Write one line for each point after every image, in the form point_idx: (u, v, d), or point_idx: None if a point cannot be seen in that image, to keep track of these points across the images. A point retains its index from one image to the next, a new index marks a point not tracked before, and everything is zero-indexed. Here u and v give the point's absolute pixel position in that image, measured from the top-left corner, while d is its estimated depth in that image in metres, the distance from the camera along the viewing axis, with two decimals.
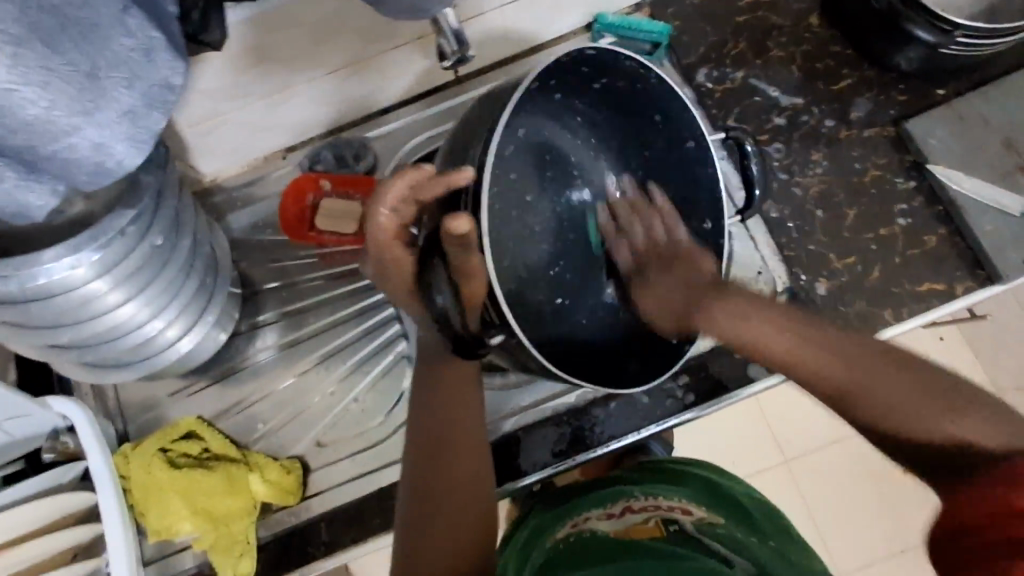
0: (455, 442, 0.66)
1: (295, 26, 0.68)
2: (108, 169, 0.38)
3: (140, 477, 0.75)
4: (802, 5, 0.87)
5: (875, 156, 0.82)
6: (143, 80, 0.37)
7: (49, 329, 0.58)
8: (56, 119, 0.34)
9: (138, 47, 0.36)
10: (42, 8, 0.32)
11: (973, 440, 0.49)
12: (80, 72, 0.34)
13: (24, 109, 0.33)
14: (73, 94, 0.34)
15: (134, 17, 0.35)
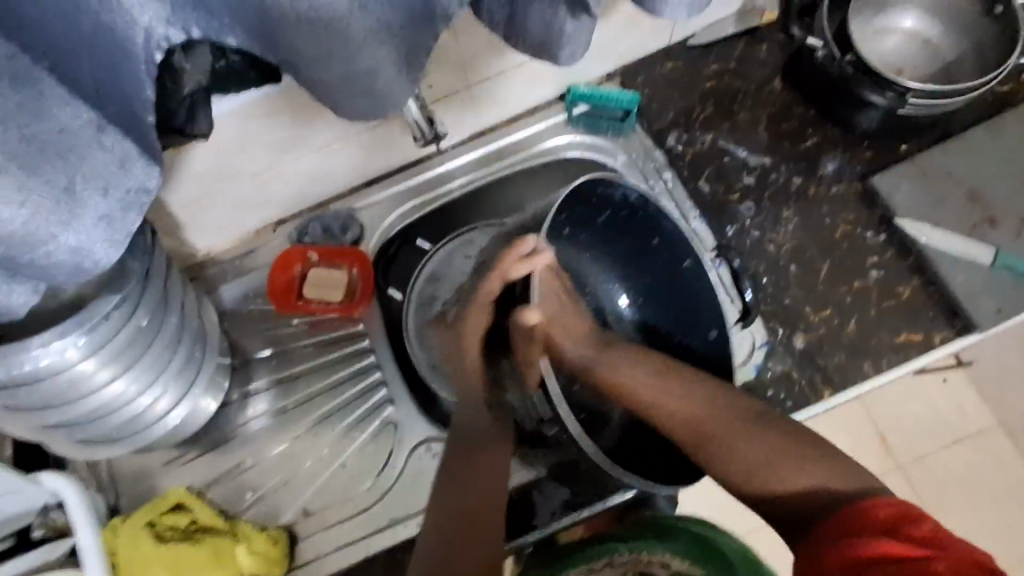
0: (489, 513, 0.63)
1: (276, 115, 0.72)
2: (86, 268, 0.41)
3: (127, 551, 0.75)
4: (766, 70, 0.92)
5: (845, 211, 0.84)
6: (117, 188, 0.40)
7: (39, 412, 0.60)
8: (34, 231, 0.37)
9: (115, 159, 0.39)
10: (22, 139, 0.35)
11: (803, 454, 0.57)
12: (59, 188, 0.37)
13: (3, 226, 0.35)
14: (52, 208, 0.37)
15: (109, 133, 0.39)
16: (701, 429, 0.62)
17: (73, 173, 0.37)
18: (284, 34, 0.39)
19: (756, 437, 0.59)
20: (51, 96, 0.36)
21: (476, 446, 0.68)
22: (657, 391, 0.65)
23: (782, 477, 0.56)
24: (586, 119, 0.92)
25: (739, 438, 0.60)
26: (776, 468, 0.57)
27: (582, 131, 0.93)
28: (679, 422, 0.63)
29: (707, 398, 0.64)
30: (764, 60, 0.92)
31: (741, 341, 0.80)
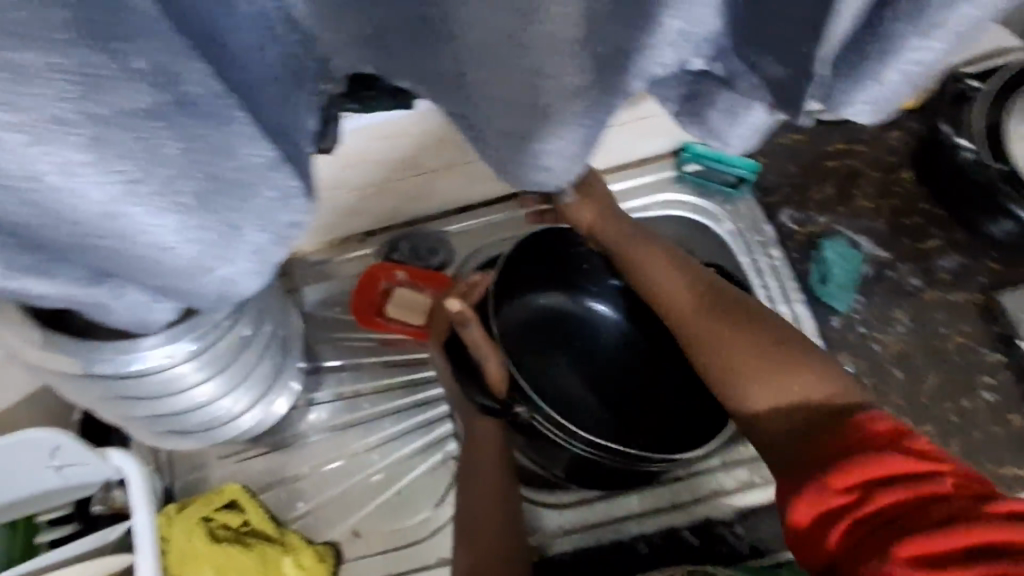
0: (497, 498, 0.72)
1: (400, 135, 0.72)
2: (230, 295, 0.40)
3: (182, 543, 0.76)
4: (894, 158, 0.88)
5: (962, 323, 0.79)
6: (275, 223, 0.38)
7: (128, 404, 0.60)
8: (197, 265, 0.37)
9: (279, 199, 0.37)
10: (206, 176, 0.34)
11: (795, 375, 0.57)
12: (225, 225, 0.36)
13: (172, 258, 0.36)
14: (216, 244, 0.36)
15: (280, 173, 0.37)
16: (695, 330, 0.63)
17: (247, 215, 0.37)
18: (493, 91, 0.40)
19: (746, 339, 0.60)
20: (240, 136, 0.35)
21: (472, 445, 0.75)
22: (655, 260, 0.69)
23: (780, 395, 0.57)
24: (696, 179, 0.89)
25: (726, 343, 0.61)
26: (762, 376, 0.58)
27: (688, 190, 0.89)
28: (677, 295, 0.66)
29: (691, 291, 0.65)
30: (895, 147, 0.88)
31: None
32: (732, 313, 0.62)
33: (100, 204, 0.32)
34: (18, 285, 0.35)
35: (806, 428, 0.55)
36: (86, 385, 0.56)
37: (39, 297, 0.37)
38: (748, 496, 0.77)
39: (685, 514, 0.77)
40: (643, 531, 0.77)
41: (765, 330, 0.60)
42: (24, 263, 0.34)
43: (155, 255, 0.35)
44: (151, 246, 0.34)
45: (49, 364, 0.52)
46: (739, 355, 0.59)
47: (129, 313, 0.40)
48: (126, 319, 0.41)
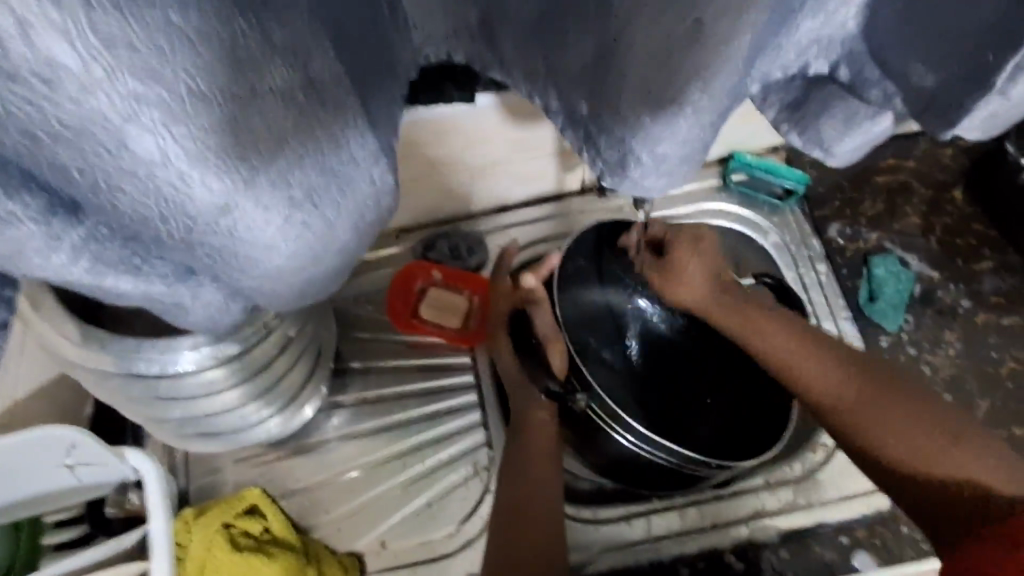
0: (535, 496, 0.68)
1: (455, 131, 0.69)
2: (306, 296, 0.42)
3: (201, 551, 0.72)
4: (944, 177, 0.86)
5: (1013, 349, 0.78)
6: (364, 219, 0.39)
7: (163, 404, 0.56)
8: (291, 265, 0.37)
9: (374, 193, 0.39)
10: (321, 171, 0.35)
11: (939, 446, 0.57)
12: (325, 224, 0.37)
13: (272, 257, 0.36)
14: (314, 243, 0.37)
15: (378, 167, 0.39)
16: (803, 378, 0.64)
17: (345, 211, 0.38)
18: (612, 87, 0.38)
19: (857, 401, 0.61)
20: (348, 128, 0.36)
21: (519, 435, 0.71)
22: (750, 312, 0.67)
23: (917, 464, 0.57)
24: (743, 189, 0.86)
25: (835, 402, 0.62)
26: (891, 443, 0.58)
27: (734, 201, 0.87)
28: (781, 353, 0.65)
29: (795, 345, 0.65)
30: (946, 166, 0.87)
31: None
32: (842, 376, 0.63)
33: (217, 199, 0.32)
34: (105, 282, 0.36)
35: (933, 500, 0.55)
36: (123, 385, 0.52)
37: (117, 296, 0.37)
38: (792, 519, 0.74)
39: (727, 536, 0.74)
40: (683, 553, 0.74)
41: (879, 389, 0.61)
42: (111, 260, 0.35)
43: (257, 254, 0.36)
44: (257, 244, 0.35)
45: (85, 361, 0.48)
46: (862, 424, 0.60)
47: (201, 316, 0.41)
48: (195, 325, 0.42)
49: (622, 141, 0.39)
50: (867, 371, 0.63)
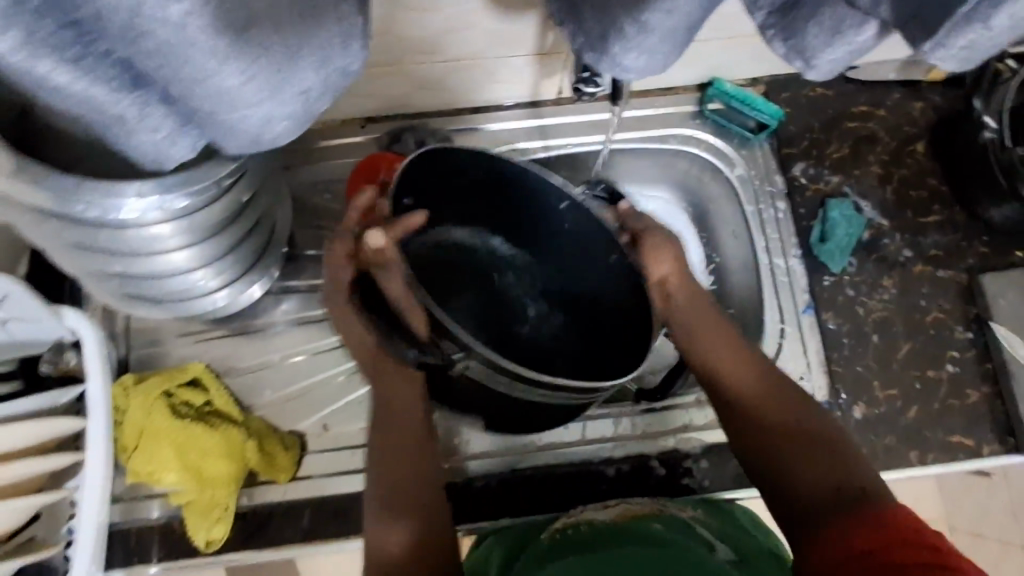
0: (410, 472, 0.64)
1: (437, 11, 0.65)
2: (263, 140, 0.40)
3: (139, 417, 0.72)
4: (911, 130, 0.88)
5: (941, 299, 0.82)
6: (330, 64, 0.37)
7: (102, 257, 0.54)
8: (242, 95, 0.35)
9: (348, 42, 0.38)
10: None
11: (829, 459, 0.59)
12: (282, 56, 0.35)
13: (222, 81, 0.34)
14: (269, 75, 0.35)
15: (349, 6, 0.37)
16: (759, 398, 0.65)
17: (318, 66, 0.37)
18: None
19: (789, 420, 0.62)
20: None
21: (382, 420, 0.66)
22: (700, 321, 0.70)
23: (810, 476, 0.58)
24: (717, 118, 0.86)
25: (780, 419, 0.63)
26: (794, 464, 0.59)
27: (707, 129, 0.87)
28: (750, 390, 0.65)
29: (761, 378, 0.66)
30: (915, 119, 0.88)
31: None
32: (762, 390, 0.65)
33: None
34: (36, 69, 0.33)
35: (823, 496, 0.57)
36: (59, 231, 0.50)
37: (55, 92, 0.35)
38: (716, 434, 0.79)
39: (654, 446, 0.79)
40: (612, 456, 0.78)
41: (795, 413, 0.63)
42: (48, 44, 0.32)
43: (205, 74, 0.33)
44: (205, 63, 0.33)
45: (19, 195, 0.45)
46: (784, 445, 0.61)
47: (149, 144, 0.40)
48: (143, 155, 0.42)
49: (610, 9, 0.34)
50: (796, 400, 0.64)
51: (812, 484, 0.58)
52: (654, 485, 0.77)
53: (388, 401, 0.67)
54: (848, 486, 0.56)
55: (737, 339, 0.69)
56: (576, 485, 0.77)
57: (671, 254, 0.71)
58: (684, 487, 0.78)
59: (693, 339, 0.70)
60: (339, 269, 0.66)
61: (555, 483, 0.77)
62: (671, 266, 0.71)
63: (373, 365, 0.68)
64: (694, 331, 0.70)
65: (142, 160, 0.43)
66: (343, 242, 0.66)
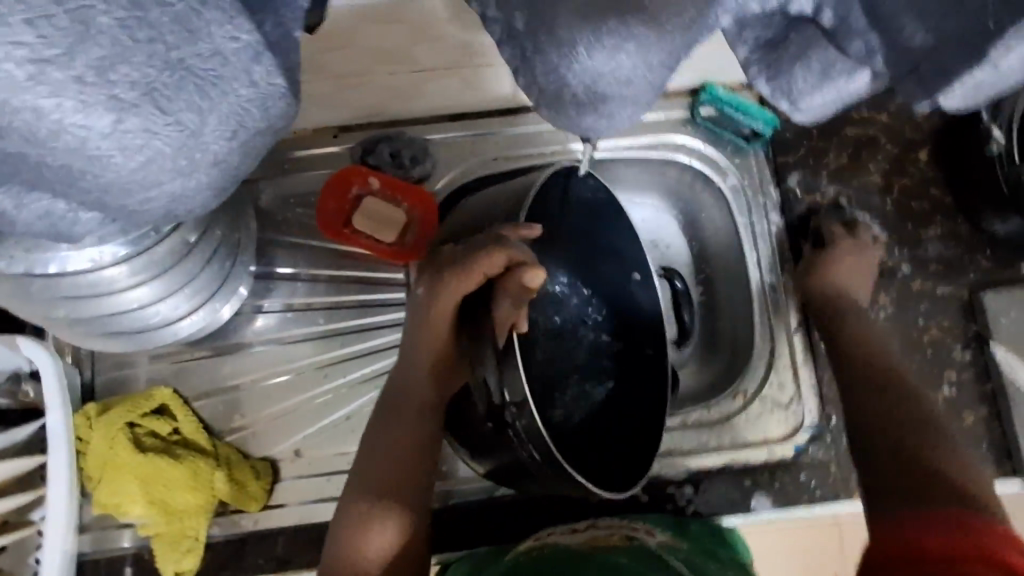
0: (423, 457, 0.68)
1: (402, 23, 0.61)
2: (181, 214, 0.39)
3: (101, 448, 0.69)
4: (914, 136, 0.83)
5: (941, 317, 0.79)
6: (245, 132, 0.35)
7: (44, 300, 0.53)
8: (146, 175, 0.34)
9: (254, 99, 0.33)
10: (171, 63, 0.31)
11: (952, 448, 0.63)
12: (181, 129, 0.33)
13: (110, 163, 0.33)
14: (170, 151, 0.33)
15: (263, 63, 0.33)
16: (886, 383, 0.70)
17: (199, 109, 0.32)
18: None
19: (924, 415, 0.66)
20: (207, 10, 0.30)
21: (404, 398, 0.69)
22: (863, 314, 0.76)
23: (953, 467, 0.61)
24: (710, 125, 0.81)
25: (918, 397, 0.68)
26: (948, 455, 0.63)
27: (700, 136, 0.82)
28: (891, 374, 0.70)
29: (892, 364, 0.72)
30: (919, 124, 0.83)
31: (788, 417, 0.78)
32: (890, 374, 0.70)
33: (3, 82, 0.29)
34: None
35: (928, 480, 0.60)
36: None
37: None
38: (703, 459, 0.77)
39: None
40: None
41: (922, 404, 0.68)
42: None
43: (91, 160, 0.33)
44: (87, 146, 0.32)
45: None
46: (916, 437, 0.64)
47: (58, 227, 0.38)
48: (55, 236, 0.40)
49: (558, 69, 0.32)
50: (926, 395, 0.69)
51: (900, 472, 0.62)
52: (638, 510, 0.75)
53: (417, 385, 0.69)
54: (967, 479, 0.61)
55: (841, 314, 0.75)
56: (559, 511, 0.75)
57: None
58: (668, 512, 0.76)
59: (845, 329, 0.74)
60: (453, 296, 0.66)
61: (535, 510, 0.75)
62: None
63: (429, 356, 0.68)
64: (850, 329, 0.74)
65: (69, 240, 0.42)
66: (485, 266, 0.64)
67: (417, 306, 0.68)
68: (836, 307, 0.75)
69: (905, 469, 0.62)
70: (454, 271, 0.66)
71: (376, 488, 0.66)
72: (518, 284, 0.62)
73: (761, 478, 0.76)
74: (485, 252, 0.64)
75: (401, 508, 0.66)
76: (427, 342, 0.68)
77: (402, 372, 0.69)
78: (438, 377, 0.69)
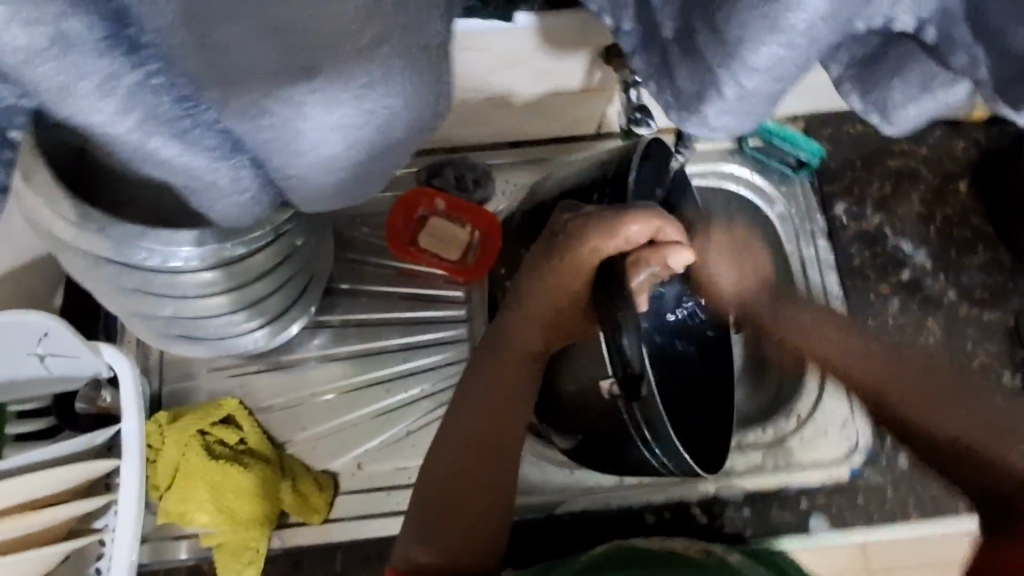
0: (506, 434, 0.61)
1: (490, 50, 0.65)
2: (346, 196, 0.44)
3: (172, 454, 0.71)
4: (953, 168, 0.87)
5: (988, 342, 0.80)
6: (418, 122, 0.40)
7: (152, 300, 0.55)
8: (349, 155, 0.40)
9: (438, 94, 0.39)
10: (387, 62, 0.36)
11: (1015, 433, 0.55)
12: (383, 117, 0.38)
13: (327, 148, 0.39)
14: (372, 133, 0.39)
15: (441, 65, 0.38)
16: (882, 384, 0.61)
17: (408, 101, 0.38)
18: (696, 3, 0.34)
19: (954, 403, 0.58)
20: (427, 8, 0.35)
21: (499, 358, 0.62)
22: (821, 323, 0.67)
23: (1004, 455, 0.55)
24: (758, 154, 0.85)
25: (949, 403, 0.58)
26: (983, 439, 0.56)
27: (748, 165, 0.86)
28: (873, 364, 0.62)
29: (897, 349, 0.62)
30: (957, 158, 0.87)
31: (842, 439, 0.79)
32: (912, 369, 0.60)
33: (273, 68, 0.33)
34: (145, 143, 0.38)
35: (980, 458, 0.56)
36: (116, 271, 0.49)
37: (157, 162, 0.39)
38: (759, 479, 0.77)
39: (695, 489, 0.77)
40: (652, 501, 0.76)
41: (980, 395, 0.59)
42: (162, 117, 0.37)
43: (319, 139, 0.38)
44: (320, 129, 0.37)
45: (74, 242, 0.45)
46: (963, 423, 0.57)
47: (237, 205, 0.44)
48: (227, 215, 0.45)
49: (709, 68, 0.33)
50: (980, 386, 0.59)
51: (949, 435, 0.57)
52: (694, 528, 0.76)
53: (514, 343, 0.63)
54: (999, 466, 0.55)
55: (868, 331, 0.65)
56: (616, 527, 0.76)
57: (722, 264, 0.72)
58: (726, 533, 0.76)
59: (828, 343, 0.65)
60: (592, 253, 0.57)
61: (593, 526, 0.76)
62: (759, 294, 0.72)
63: (542, 314, 0.61)
64: (803, 342, 0.67)
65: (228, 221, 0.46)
66: (633, 232, 0.57)
67: (548, 251, 0.59)
68: (782, 324, 0.70)
69: (940, 459, 0.58)
70: (597, 220, 0.57)
71: (442, 479, 0.59)
72: (662, 259, 0.58)
73: (817, 500, 0.76)
74: (636, 211, 0.57)
75: (461, 511, 0.58)
76: (548, 300, 0.60)
77: (513, 326, 0.63)
78: (544, 337, 0.63)
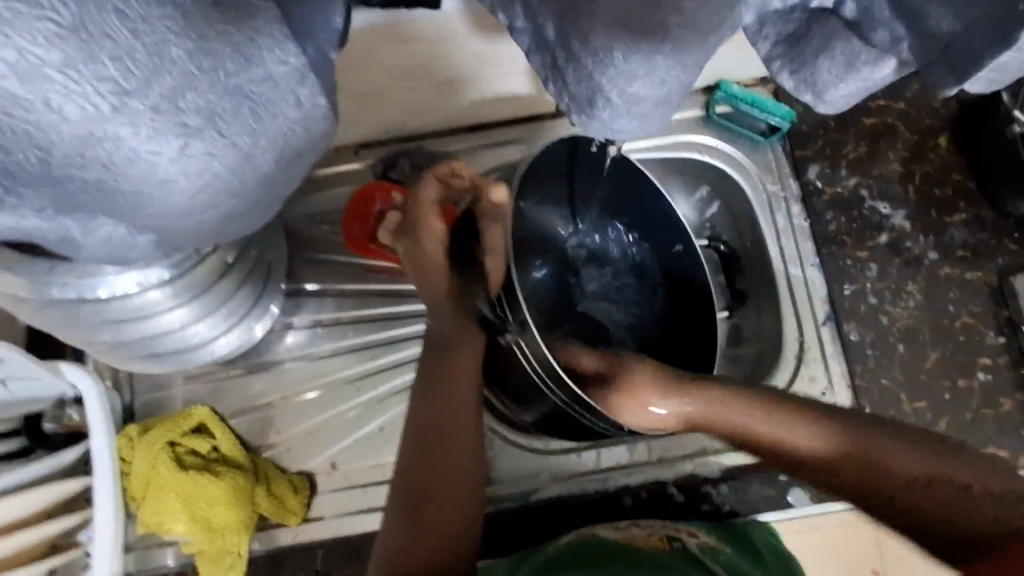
0: (464, 410, 0.63)
1: (421, 40, 0.62)
2: (227, 229, 0.44)
3: (143, 468, 0.71)
4: (932, 123, 0.83)
5: (971, 303, 0.77)
6: (288, 146, 0.39)
7: (79, 330, 0.55)
8: (199, 196, 0.38)
9: (301, 119, 0.38)
10: (229, 92, 0.35)
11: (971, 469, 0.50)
12: (235, 149, 0.37)
13: (170, 192, 0.37)
14: (225, 169, 0.37)
15: (306, 87, 0.37)
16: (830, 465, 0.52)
17: (249, 133, 0.37)
18: None
19: (897, 446, 0.51)
20: (265, 39, 0.35)
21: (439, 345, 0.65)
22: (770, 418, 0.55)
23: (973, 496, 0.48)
24: (726, 123, 0.82)
25: (892, 450, 0.51)
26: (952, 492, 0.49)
27: (717, 134, 0.83)
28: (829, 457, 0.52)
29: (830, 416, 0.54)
30: (936, 112, 0.83)
31: None
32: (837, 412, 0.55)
33: (78, 125, 0.32)
34: None
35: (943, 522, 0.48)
36: (40, 305, 0.50)
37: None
38: (737, 457, 0.76)
39: (670, 470, 0.76)
40: (629, 484, 0.76)
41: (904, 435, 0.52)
42: None
43: (157, 187, 0.37)
44: (151, 179, 0.36)
45: None
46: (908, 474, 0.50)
47: (115, 249, 0.42)
48: (110, 256, 0.43)
49: (590, 76, 0.36)
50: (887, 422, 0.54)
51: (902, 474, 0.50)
52: (671, 509, 0.75)
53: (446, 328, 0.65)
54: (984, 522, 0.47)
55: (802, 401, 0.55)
56: (592, 512, 0.76)
57: (644, 390, 0.57)
58: (704, 512, 0.75)
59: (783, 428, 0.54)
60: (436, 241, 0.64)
61: (569, 513, 0.76)
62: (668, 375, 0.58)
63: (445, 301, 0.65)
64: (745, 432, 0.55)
65: (129, 261, 0.44)
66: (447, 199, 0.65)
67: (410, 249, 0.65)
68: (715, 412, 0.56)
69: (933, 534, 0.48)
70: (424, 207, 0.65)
71: (411, 468, 0.60)
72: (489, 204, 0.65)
73: None
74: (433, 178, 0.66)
75: (430, 513, 0.58)
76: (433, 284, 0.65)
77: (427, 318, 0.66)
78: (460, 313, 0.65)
